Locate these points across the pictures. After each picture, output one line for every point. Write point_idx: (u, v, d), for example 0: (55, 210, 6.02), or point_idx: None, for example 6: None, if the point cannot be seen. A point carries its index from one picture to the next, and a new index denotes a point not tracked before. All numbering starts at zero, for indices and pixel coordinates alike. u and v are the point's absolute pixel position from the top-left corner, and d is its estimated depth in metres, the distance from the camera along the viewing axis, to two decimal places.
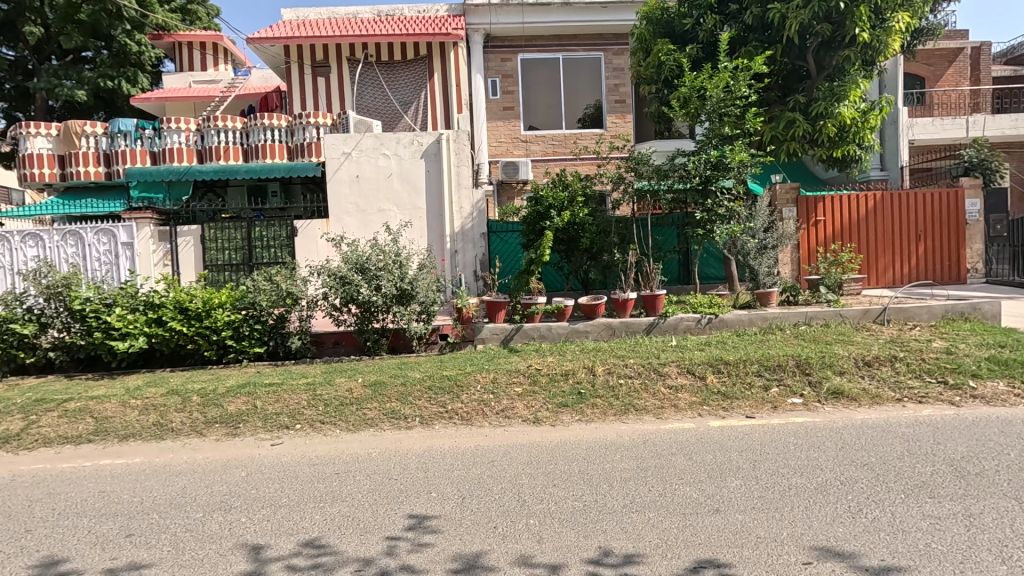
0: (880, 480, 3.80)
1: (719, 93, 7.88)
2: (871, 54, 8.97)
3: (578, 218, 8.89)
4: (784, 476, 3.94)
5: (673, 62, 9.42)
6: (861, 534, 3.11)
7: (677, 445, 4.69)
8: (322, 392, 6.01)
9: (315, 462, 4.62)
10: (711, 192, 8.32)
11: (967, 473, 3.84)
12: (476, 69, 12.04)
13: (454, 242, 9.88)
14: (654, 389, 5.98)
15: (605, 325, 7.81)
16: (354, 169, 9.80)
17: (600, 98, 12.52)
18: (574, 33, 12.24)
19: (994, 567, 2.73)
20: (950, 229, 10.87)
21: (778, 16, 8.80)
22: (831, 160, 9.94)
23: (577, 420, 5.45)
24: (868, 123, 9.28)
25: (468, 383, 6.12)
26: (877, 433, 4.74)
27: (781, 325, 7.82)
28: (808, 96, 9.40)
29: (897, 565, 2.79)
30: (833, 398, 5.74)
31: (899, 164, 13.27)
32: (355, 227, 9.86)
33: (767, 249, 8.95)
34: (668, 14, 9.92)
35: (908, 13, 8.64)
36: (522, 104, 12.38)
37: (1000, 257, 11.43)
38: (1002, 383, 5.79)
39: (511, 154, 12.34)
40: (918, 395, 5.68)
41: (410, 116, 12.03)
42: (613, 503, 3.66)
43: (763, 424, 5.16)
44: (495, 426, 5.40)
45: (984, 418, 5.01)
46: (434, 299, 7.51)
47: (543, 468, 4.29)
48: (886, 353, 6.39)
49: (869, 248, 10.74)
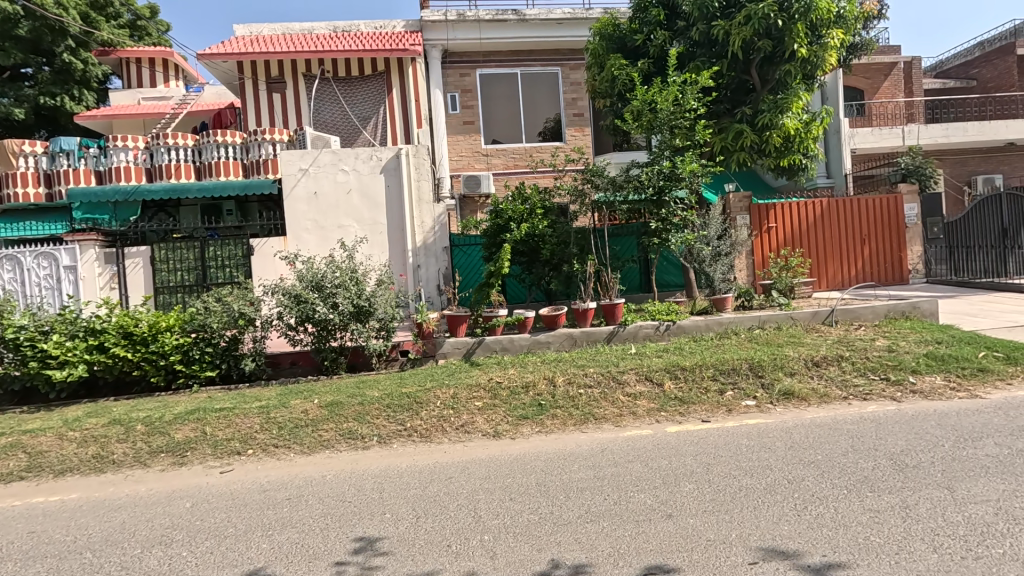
0: (826, 477, 3.93)
1: (669, 106, 8.13)
2: (811, 68, 9.40)
3: (537, 230, 9.02)
4: (735, 477, 4.02)
5: (625, 77, 9.69)
6: (806, 531, 3.19)
7: (635, 452, 4.73)
8: (276, 414, 5.85)
9: (266, 488, 4.45)
10: (665, 202, 8.53)
11: (906, 466, 4.00)
12: (436, 84, 12.09)
13: (416, 257, 9.79)
14: (614, 397, 6.05)
15: (567, 335, 7.83)
16: (312, 186, 9.64)
17: (559, 112, 12.73)
18: (530, 49, 12.45)
19: (926, 556, 2.84)
20: (891, 232, 11.45)
21: (722, 33, 9.17)
22: (778, 169, 10.38)
23: (537, 432, 5.43)
24: (811, 134, 9.71)
25: (428, 399, 6.06)
26: (825, 432, 4.88)
27: (736, 329, 8.02)
28: (755, 108, 9.78)
29: (839, 560, 2.87)
30: (785, 398, 5.91)
31: (843, 171, 13.89)
32: (314, 244, 9.67)
33: (722, 256, 9.31)
34: (620, 30, 10.17)
35: (842, 30, 9.13)
36: (481, 118, 12.47)
37: (938, 257, 11.97)
38: (939, 378, 6.08)
39: (472, 167, 12.35)
40: (863, 393, 5.90)
41: (369, 131, 11.95)
42: (569, 514, 3.65)
43: (718, 427, 5.25)
44: (455, 441, 5.33)
45: (923, 412, 5.23)
46: (393, 315, 7.39)
47: (501, 483, 4.25)
48: (833, 354, 6.65)
49: (818, 253, 11.17)
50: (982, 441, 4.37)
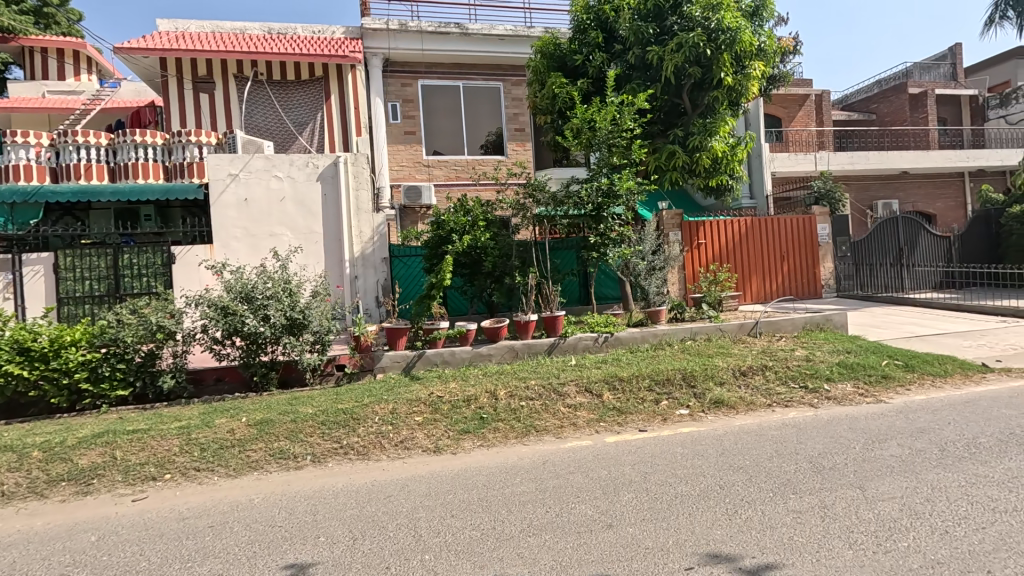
0: (753, 481, 4.13)
1: (607, 125, 8.39)
2: (736, 96, 10.01)
3: (479, 242, 9.02)
4: (672, 485, 4.15)
5: (566, 95, 9.97)
6: (736, 534, 3.33)
7: (575, 463, 4.78)
8: (199, 435, 5.45)
9: (185, 516, 4.10)
10: (603, 218, 8.76)
11: (824, 468, 4.29)
12: (376, 92, 11.85)
13: (353, 268, 9.51)
14: (555, 409, 6.10)
15: (508, 347, 7.83)
16: (243, 192, 9.15)
17: (500, 126, 12.82)
18: (472, 62, 12.51)
19: (842, 553, 3.03)
20: (807, 249, 12.39)
21: (656, 58, 9.64)
22: (708, 189, 10.97)
23: (479, 446, 5.37)
24: (736, 156, 10.32)
25: (365, 415, 5.86)
26: (752, 438, 5.14)
27: (670, 340, 8.35)
28: (686, 130, 10.30)
29: (769, 561, 3.00)
30: (715, 407, 6.19)
31: (765, 192, 14.89)
32: (244, 253, 9.18)
33: (656, 270, 9.64)
34: (560, 50, 10.45)
35: (762, 62, 9.81)
36: (423, 128, 12.35)
37: (847, 274, 12.93)
38: (850, 385, 6.59)
39: (414, 177, 12.16)
40: (784, 400, 6.29)
41: (306, 137, 11.59)
42: (511, 528, 3.62)
43: (655, 436, 5.41)
44: (394, 458, 5.16)
45: (837, 417, 5.65)
46: (329, 328, 7.10)
47: (442, 499, 4.16)
48: (758, 363, 7.07)
49: (743, 269, 11.87)
50: (887, 442, 4.76)
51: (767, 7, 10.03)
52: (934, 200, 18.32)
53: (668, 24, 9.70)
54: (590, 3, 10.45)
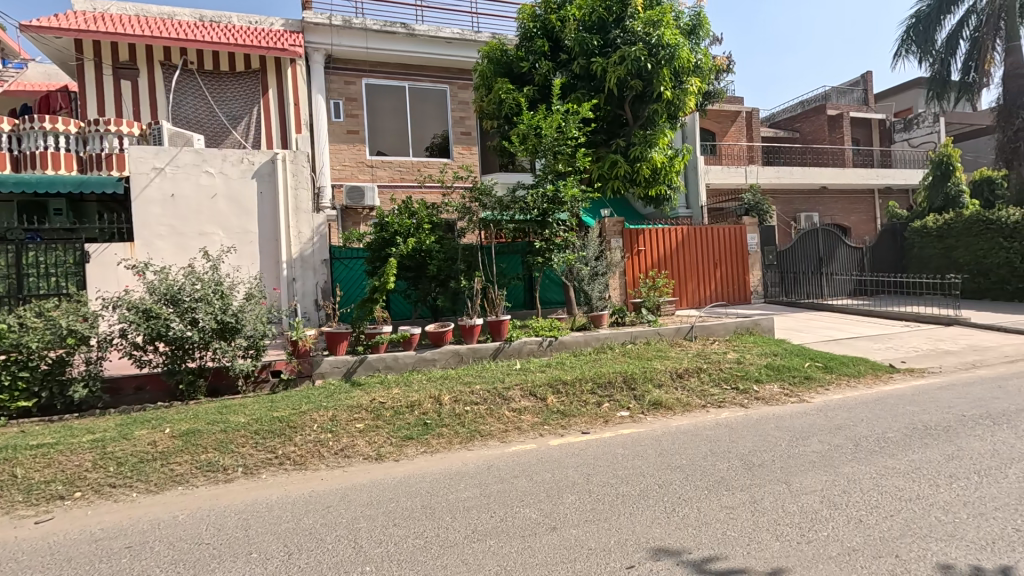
0: (689, 479, 4.30)
1: (553, 133, 8.51)
2: (674, 110, 10.39)
3: (424, 245, 8.88)
4: (613, 486, 4.25)
5: (512, 101, 10.06)
6: (675, 531, 3.45)
7: (519, 467, 4.80)
8: (114, 449, 5.04)
9: (97, 537, 3.76)
10: (549, 223, 8.88)
11: (753, 464, 4.53)
12: (317, 89, 11.46)
13: (291, 270, 9.14)
14: (499, 413, 6.11)
15: (453, 352, 7.75)
16: (169, 188, 8.57)
17: (446, 129, 12.71)
18: (419, 64, 12.37)
19: (771, 544, 3.21)
20: (738, 257, 13.08)
21: (600, 69, 9.91)
22: (647, 198, 11.37)
23: (423, 452, 5.27)
24: (675, 167, 10.72)
25: (302, 423, 5.63)
26: (688, 438, 5.35)
27: (612, 344, 8.56)
28: (628, 141, 10.62)
29: (708, 554, 3.13)
30: (654, 408, 6.41)
31: (700, 203, 15.60)
32: (169, 253, 8.59)
33: (599, 275, 9.76)
34: (507, 56, 10.52)
35: (698, 79, 10.27)
36: (367, 128, 12.05)
37: (774, 281, 13.80)
38: (776, 385, 7.01)
39: (356, 178, 11.83)
40: (717, 401, 6.59)
41: (240, 132, 11.06)
42: (455, 535, 3.58)
43: (597, 438, 5.52)
44: (333, 467, 4.98)
45: (765, 416, 5.98)
46: (264, 332, 6.75)
47: (383, 508, 4.05)
48: (694, 366, 7.38)
49: (680, 275, 12.40)
50: (810, 439, 5.09)
51: (703, 27, 10.56)
52: (849, 214, 19.87)
53: (611, 37, 9.98)
54: (537, 11, 10.61)
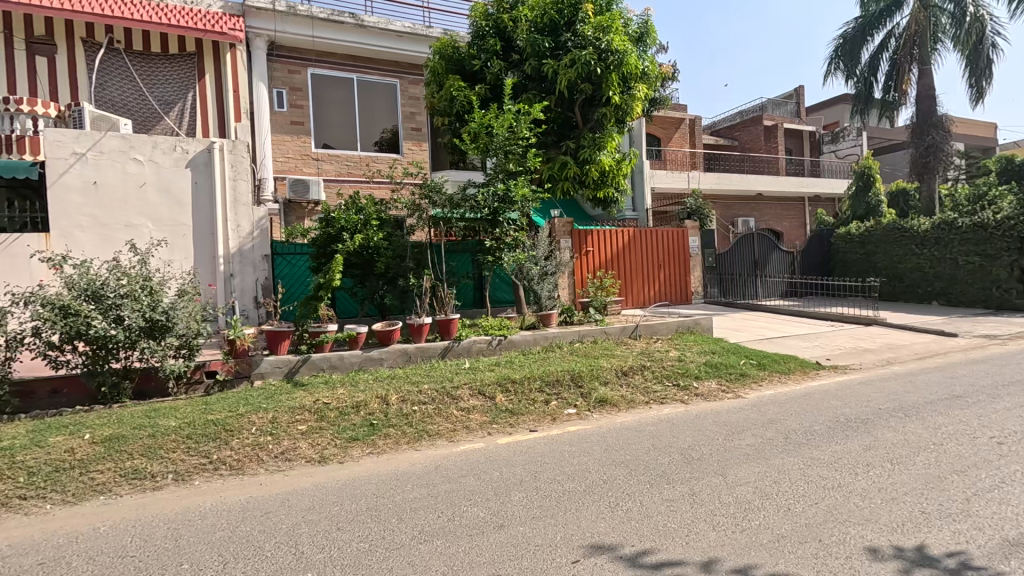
0: (632, 474, 4.43)
1: (504, 132, 8.53)
2: (623, 114, 10.62)
3: (372, 241, 8.66)
4: (560, 482, 4.32)
5: (463, 98, 10.01)
6: (619, 525, 3.54)
7: (468, 466, 4.78)
8: (25, 458, 4.63)
9: (4, 555, 3.44)
10: (499, 222, 8.89)
11: (692, 458, 4.73)
12: (259, 76, 10.95)
13: (229, 265, 8.72)
14: (447, 413, 6.07)
15: (401, 351, 7.62)
16: (91, 175, 7.93)
17: (396, 124, 12.47)
18: (368, 56, 12.05)
19: (708, 534, 3.35)
20: (680, 259, 13.58)
21: (551, 71, 10.02)
22: (596, 200, 11.59)
23: (368, 454, 5.15)
24: (622, 171, 10.98)
25: (240, 426, 5.38)
26: (632, 434, 5.52)
27: (560, 343, 8.68)
28: (577, 143, 10.77)
29: (646, 547, 3.23)
30: (600, 405, 6.56)
31: (645, 206, 16.09)
32: (91, 246, 7.96)
33: (549, 275, 9.90)
34: (458, 54, 10.45)
35: (645, 85, 10.55)
36: (312, 120, 11.64)
37: (712, 282, 14.50)
38: (715, 382, 7.35)
39: (300, 171, 11.41)
40: (659, 397, 6.83)
41: (173, 118, 10.42)
42: (401, 536, 3.52)
43: (544, 436, 5.59)
44: (273, 471, 4.78)
45: (704, 412, 6.25)
46: (198, 331, 6.39)
47: (327, 512, 3.93)
48: (638, 364, 7.62)
49: (626, 276, 12.74)
50: (745, 433, 5.35)
51: (650, 35, 10.88)
52: (781, 219, 21.06)
53: (563, 40, 10.12)
54: (489, 11, 10.62)
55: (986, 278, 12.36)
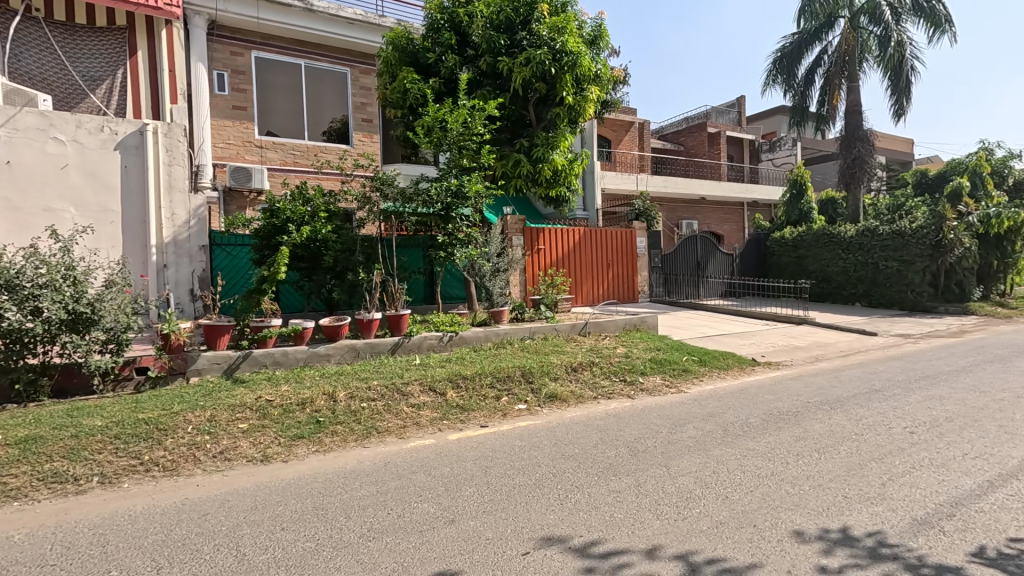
0: (581, 467, 4.54)
1: (458, 127, 8.48)
2: (575, 115, 10.76)
3: (320, 234, 8.43)
4: (510, 476, 4.37)
5: (417, 91, 9.87)
6: (568, 517, 3.63)
7: (418, 462, 4.74)
8: None
9: None
10: (452, 218, 8.81)
11: (638, 450, 4.90)
12: (198, 56, 10.36)
13: (162, 255, 8.21)
14: (397, 409, 5.99)
15: (349, 347, 7.43)
16: (3, 153, 7.25)
17: (346, 114, 12.11)
18: (316, 42, 11.64)
19: (652, 523, 3.49)
20: (628, 259, 13.95)
21: (506, 69, 10.04)
22: (548, 199, 11.72)
23: (314, 452, 5.01)
24: (574, 171, 11.14)
25: (174, 425, 5.10)
26: (581, 428, 5.63)
27: (511, 339, 8.74)
28: (531, 141, 10.84)
29: (594, 538, 3.32)
30: (550, 400, 6.66)
31: (595, 206, 16.43)
32: (4, 231, 7.28)
33: (500, 271, 10.05)
34: (413, 46, 10.33)
35: (598, 88, 10.72)
36: (256, 104, 11.16)
37: (657, 281, 15.04)
38: (659, 377, 7.64)
39: (242, 158, 10.91)
40: (607, 393, 7.01)
41: (100, 96, 9.71)
42: (349, 535, 3.46)
43: (495, 431, 5.62)
44: (211, 472, 4.56)
45: (649, 406, 6.48)
46: (128, 325, 5.98)
47: (271, 512, 3.80)
48: (587, 360, 7.81)
49: (576, 274, 12.96)
50: (687, 426, 5.60)
51: (603, 39, 11.07)
52: (723, 223, 22.04)
53: (518, 38, 10.17)
54: (445, 4, 10.53)
55: (902, 283, 13.43)
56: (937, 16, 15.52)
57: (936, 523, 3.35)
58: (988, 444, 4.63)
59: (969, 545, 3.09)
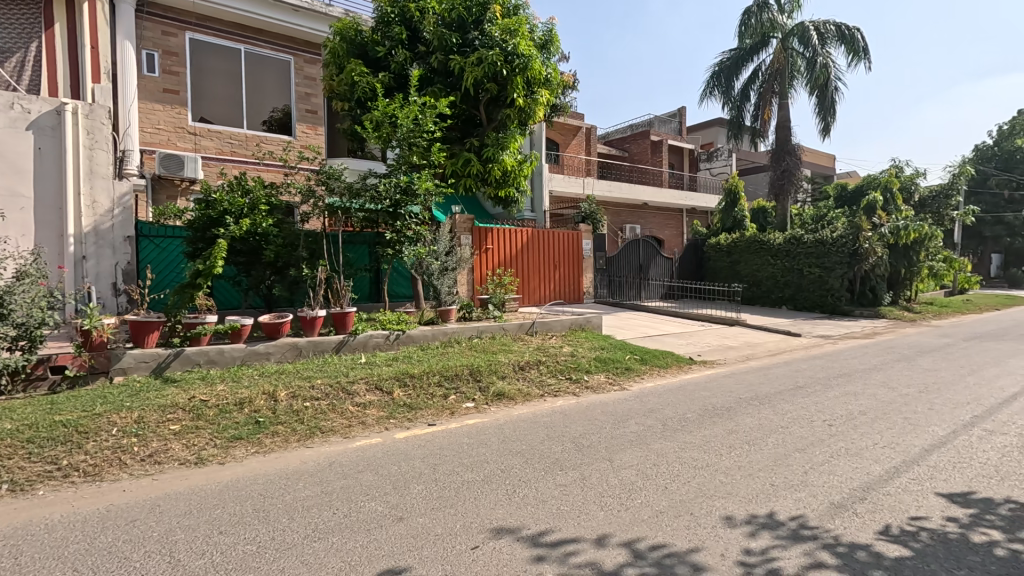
0: (528, 462, 4.63)
1: (408, 124, 8.39)
2: (525, 117, 10.90)
3: (260, 227, 8.05)
4: (458, 473, 4.39)
5: (366, 85, 9.70)
6: (516, 511, 3.70)
7: (364, 461, 4.68)
8: None
9: None
10: (400, 215, 8.66)
11: (582, 445, 5.06)
12: (126, 34, 9.69)
13: (81, 246, 7.60)
14: (342, 409, 5.87)
15: (290, 345, 7.18)
16: None
17: (288, 104, 11.68)
18: (258, 27, 11.17)
19: (595, 514, 3.63)
20: (575, 260, 14.24)
21: (458, 67, 10.02)
22: (497, 199, 11.80)
23: (254, 453, 4.82)
24: (523, 172, 11.28)
25: (96, 427, 4.77)
26: (528, 425, 5.74)
27: (459, 338, 8.74)
28: (481, 141, 10.89)
29: (542, 529, 3.41)
30: (497, 398, 6.74)
31: (543, 208, 16.70)
32: None
33: (449, 271, 9.89)
34: (361, 38, 10.14)
35: (548, 91, 10.89)
36: (189, 88, 10.53)
37: (602, 284, 15.39)
38: (603, 375, 7.89)
39: (174, 145, 10.29)
40: (553, 391, 7.17)
41: (10, 70, 8.90)
42: (293, 536, 3.37)
43: (443, 429, 5.62)
44: (139, 476, 4.30)
45: (593, 403, 6.69)
46: (43, 320, 5.54)
47: (206, 516, 3.64)
48: (534, 359, 7.95)
49: (524, 275, 13.11)
50: (629, 421, 5.84)
51: (554, 43, 11.27)
52: (663, 228, 22.94)
53: (470, 37, 10.19)
54: None
55: (823, 288, 14.51)
56: (856, 43, 16.87)
57: (850, 506, 3.67)
58: (895, 434, 5.12)
59: (878, 524, 3.41)
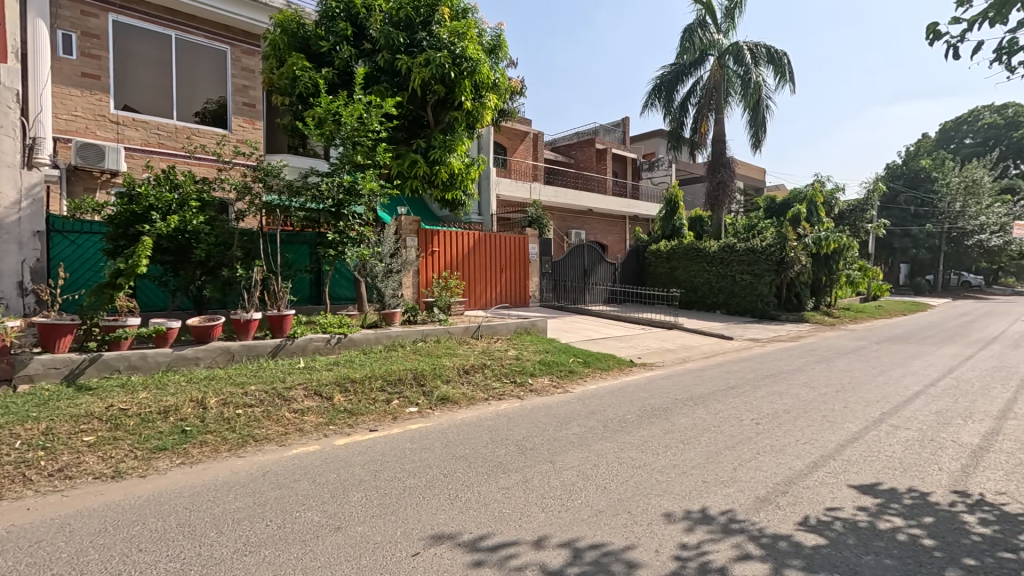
0: (471, 466, 4.63)
1: (352, 122, 8.18)
2: (473, 120, 10.89)
3: (190, 225, 7.60)
4: (401, 479, 4.32)
5: (308, 80, 9.41)
6: (458, 515, 3.69)
7: (300, 470, 4.51)
8: None
9: None
10: (343, 215, 8.41)
11: (525, 448, 5.11)
12: (38, 12, 8.93)
13: None
14: (278, 416, 5.64)
15: (222, 348, 6.81)
16: None
17: (224, 96, 11.14)
18: (191, 13, 10.57)
19: (536, 515, 3.68)
20: (520, 264, 14.35)
21: (405, 67, 9.88)
22: (443, 201, 11.72)
23: (179, 464, 4.53)
24: (470, 175, 11.26)
25: None
26: (472, 429, 5.74)
27: (403, 342, 8.58)
28: (427, 142, 10.79)
29: (483, 532, 3.42)
30: (441, 403, 6.67)
31: (490, 211, 16.75)
32: None
33: (393, 272, 9.79)
34: (304, 31, 9.83)
35: (495, 95, 10.92)
36: (112, 74, 9.82)
37: (548, 287, 15.57)
38: (547, 378, 8.01)
39: (93, 134, 9.56)
40: (498, 394, 7.19)
41: None
42: (222, 550, 3.21)
43: (385, 435, 5.51)
44: (47, 493, 3.94)
45: (537, 405, 6.78)
46: None
47: (123, 534, 3.39)
48: (479, 362, 7.96)
49: (470, 278, 13.09)
50: (571, 423, 5.95)
51: (501, 49, 11.34)
52: (607, 234, 23.57)
53: (417, 38, 10.05)
54: None
55: (754, 294, 15.34)
56: (783, 66, 18.00)
57: (774, 500, 3.90)
58: (814, 431, 5.49)
59: (798, 516, 3.65)
